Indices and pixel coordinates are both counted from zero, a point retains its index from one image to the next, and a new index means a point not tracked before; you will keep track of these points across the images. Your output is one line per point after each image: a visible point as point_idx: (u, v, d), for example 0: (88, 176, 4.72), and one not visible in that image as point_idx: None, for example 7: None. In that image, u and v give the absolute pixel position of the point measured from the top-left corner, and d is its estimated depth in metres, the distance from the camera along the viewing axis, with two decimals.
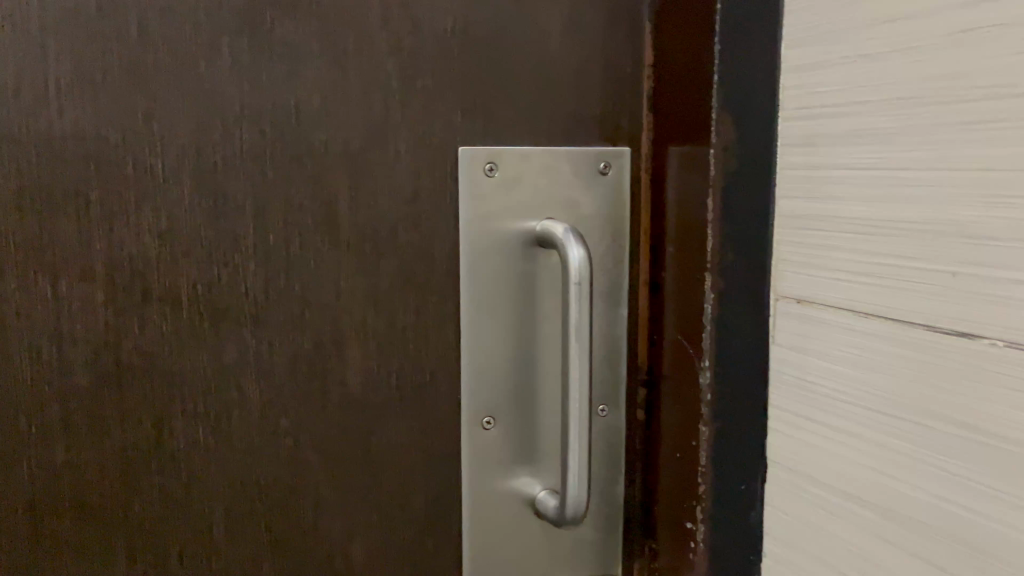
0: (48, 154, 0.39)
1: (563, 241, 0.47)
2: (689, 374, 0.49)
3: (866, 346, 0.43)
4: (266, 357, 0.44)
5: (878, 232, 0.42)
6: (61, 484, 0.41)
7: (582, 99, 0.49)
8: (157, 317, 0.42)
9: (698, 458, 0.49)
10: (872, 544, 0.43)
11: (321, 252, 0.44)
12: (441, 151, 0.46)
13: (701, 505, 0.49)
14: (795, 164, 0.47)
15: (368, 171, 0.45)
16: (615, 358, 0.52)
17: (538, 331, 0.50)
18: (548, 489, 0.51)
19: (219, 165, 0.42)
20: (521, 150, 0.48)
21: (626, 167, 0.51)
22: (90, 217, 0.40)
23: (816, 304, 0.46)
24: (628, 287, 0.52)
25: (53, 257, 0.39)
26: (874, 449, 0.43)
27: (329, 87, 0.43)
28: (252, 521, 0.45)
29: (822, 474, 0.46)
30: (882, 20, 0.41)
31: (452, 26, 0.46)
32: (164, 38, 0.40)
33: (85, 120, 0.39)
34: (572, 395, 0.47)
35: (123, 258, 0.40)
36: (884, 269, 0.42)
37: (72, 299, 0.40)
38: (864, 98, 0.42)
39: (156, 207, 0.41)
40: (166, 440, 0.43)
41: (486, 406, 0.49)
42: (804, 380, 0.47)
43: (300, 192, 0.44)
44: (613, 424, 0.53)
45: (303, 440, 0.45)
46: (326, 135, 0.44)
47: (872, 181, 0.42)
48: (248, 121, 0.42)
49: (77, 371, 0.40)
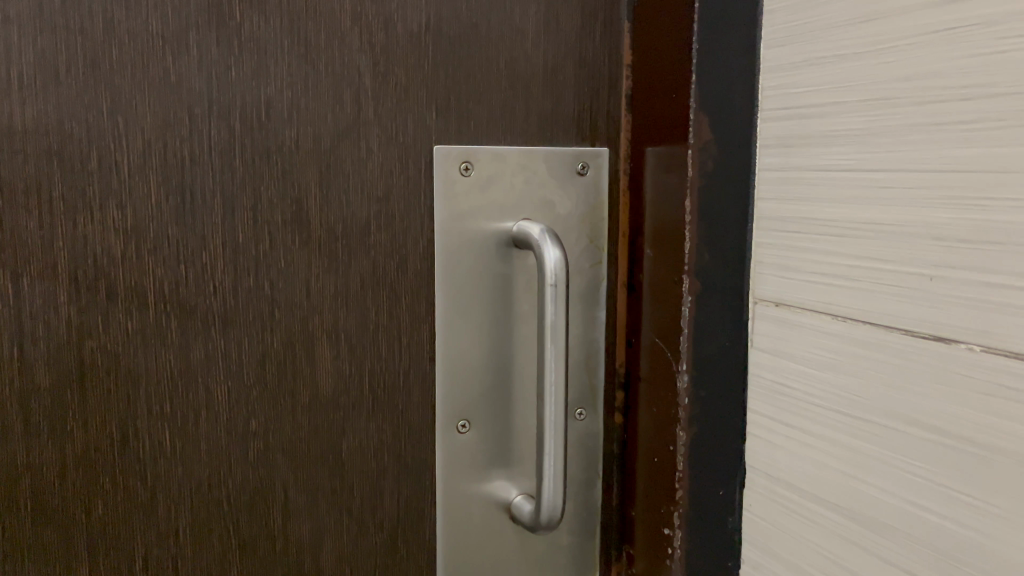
0: (10, 149, 0.38)
1: (539, 242, 0.46)
2: (667, 379, 0.48)
3: (842, 349, 0.42)
4: (234, 356, 0.44)
5: (855, 234, 0.41)
6: (22, 483, 0.40)
7: (558, 98, 0.49)
8: (122, 315, 0.41)
9: (675, 464, 0.47)
10: (849, 551, 0.43)
11: (290, 251, 0.44)
12: (414, 150, 0.46)
13: (678, 510, 0.48)
14: (772, 164, 0.46)
15: (340, 169, 0.44)
16: (593, 361, 0.51)
17: (514, 333, 0.49)
18: (524, 493, 0.50)
19: (186, 162, 0.41)
20: (497, 150, 0.48)
21: (604, 168, 0.50)
22: (53, 213, 0.39)
23: (793, 308, 0.45)
24: (606, 289, 0.51)
25: (15, 253, 0.39)
26: (850, 456, 0.42)
27: (299, 84, 0.43)
28: (218, 523, 0.44)
29: (801, 481, 0.46)
30: (857, 19, 0.40)
31: (425, 24, 0.45)
32: (130, 33, 0.40)
33: (48, 115, 0.39)
34: (547, 398, 0.46)
35: (86, 255, 0.40)
36: (860, 273, 0.41)
37: (34, 296, 0.39)
38: (842, 99, 0.41)
39: (121, 204, 0.40)
40: (131, 440, 0.42)
41: (461, 409, 0.49)
42: (782, 384, 0.47)
43: (269, 190, 0.43)
44: (590, 429, 0.52)
45: (272, 441, 0.45)
46: (296, 132, 0.43)
47: (849, 183, 0.41)
48: (216, 117, 0.42)
49: (39, 369, 0.40)
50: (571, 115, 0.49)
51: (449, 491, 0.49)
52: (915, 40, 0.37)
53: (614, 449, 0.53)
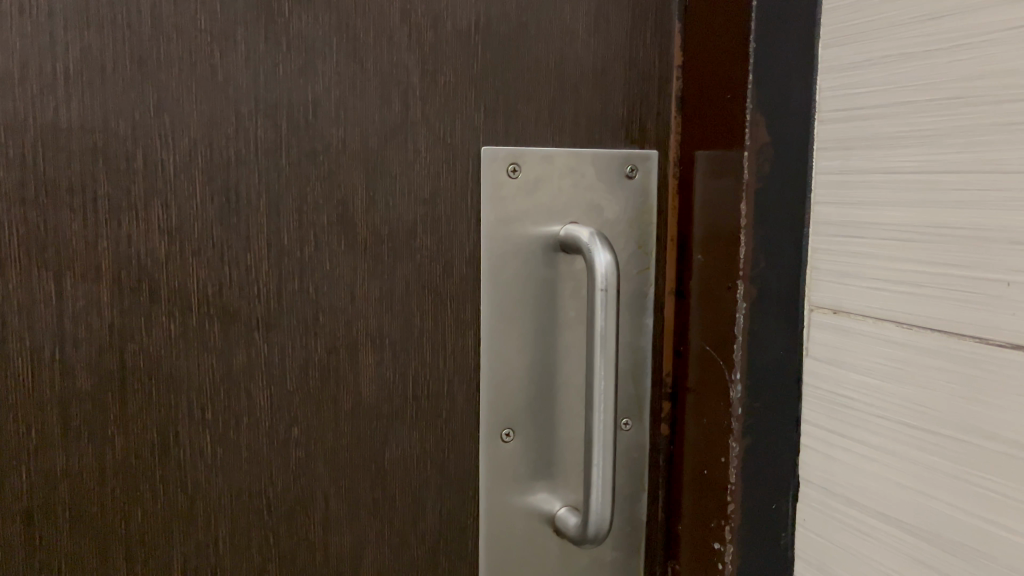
0: (54, 147, 0.37)
1: (589, 246, 0.45)
2: (719, 388, 0.46)
3: (906, 359, 0.41)
4: (277, 361, 0.42)
5: (922, 239, 0.40)
6: (60, 490, 0.39)
7: (607, 99, 0.47)
8: (164, 318, 0.40)
9: (727, 476, 0.45)
10: (912, 568, 0.41)
11: (335, 254, 0.43)
12: (461, 152, 0.45)
13: (730, 525, 0.46)
14: (830, 168, 0.45)
15: (386, 170, 0.43)
16: (640, 369, 0.50)
17: (560, 339, 0.48)
18: (568, 506, 0.49)
19: (231, 161, 0.40)
20: (544, 152, 0.46)
21: (653, 171, 0.49)
22: (98, 212, 0.38)
23: (852, 315, 0.44)
24: (654, 296, 0.50)
25: (57, 253, 0.38)
26: (914, 469, 0.41)
27: (346, 83, 0.42)
28: (258, 534, 0.43)
29: (860, 495, 0.44)
30: (926, 16, 0.39)
31: (474, 22, 0.44)
32: (177, 29, 0.39)
33: (94, 112, 0.38)
34: (597, 407, 0.45)
35: (130, 256, 0.39)
36: (928, 279, 0.40)
37: (76, 298, 0.38)
38: (908, 99, 0.40)
39: (165, 204, 0.39)
40: (171, 447, 0.41)
41: (506, 417, 0.47)
42: (839, 394, 0.45)
43: (315, 190, 0.42)
44: (637, 440, 0.51)
45: (314, 450, 0.44)
46: (343, 131, 0.42)
47: (916, 186, 0.40)
48: (262, 116, 0.41)
49: (80, 374, 0.39)
50: (620, 118, 0.48)
51: (493, 503, 0.48)
52: (990, 37, 0.36)
53: (659, 461, 0.51)
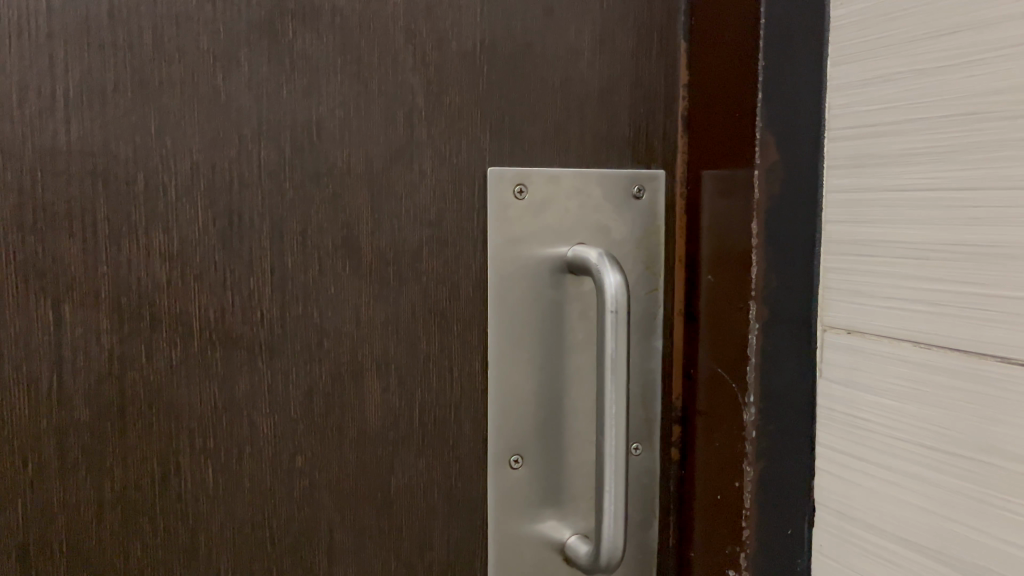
0: (52, 170, 0.36)
1: (598, 267, 0.44)
2: (731, 411, 0.45)
3: (925, 379, 0.40)
4: (280, 388, 0.41)
5: (939, 257, 0.39)
6: (57, 524, 0.38)
7: (614, 119, 0.47)
8: (166, 343, 0.39)
9: (740, 502, 0.44)
10: None
11: (340, 277, 0.42)
12: (468, 172, 0.44)
13: (746, 552, 0.44)
14: (842, 186, 0.44)
15: (391, 191, 0.42)
16: (649, 392, 0.49)
17: (568, 363, 0.47)
18: (578, 533, 0.48)
19: (235, 183, 0.39)
20: (551, 173, 0.46)
21: (660, 191, 0.48)
22: (97, 237, 0.37)
23: (870, 335, 0.43)
24: (662, 317, 0.49)
25: (55, 279, 0.37)
26: (933, 492, 0.40)
27: (351, 104, 0.41)
28: (261, 566, 0.42)
29: (878, 519, 0.43)
30: (938, 31, 0.38)
31: (479, 42, 0.44)
32: (179, 50, 0.38)
33: (94, 134, 0.37)
34: (608, 431, 0.44)
35: (130, 281, 0.38)
36: (946, 297, 0.39)
37: (75, 325, 0.37)
38: (920, 115, 0.40)
39: (168, 227, 0.38)
40: (172, 478, 0.40)
41: (514, 442, 0.46)
42: (856, 417, 0.44)
43: (319, 212, 0.41)
44: (647, 465, 0.49)
45: (318, 479, 0.42)
46: (347, 153, 0.41)
47: (931, 202, 0.39)
48: (265, 138, 0.40)
49: (79, 403, 0.38)
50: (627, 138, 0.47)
51: (500, 532, 0.47)
52: (1004, 52, 0.36)
53: (670, 486, 0.50)
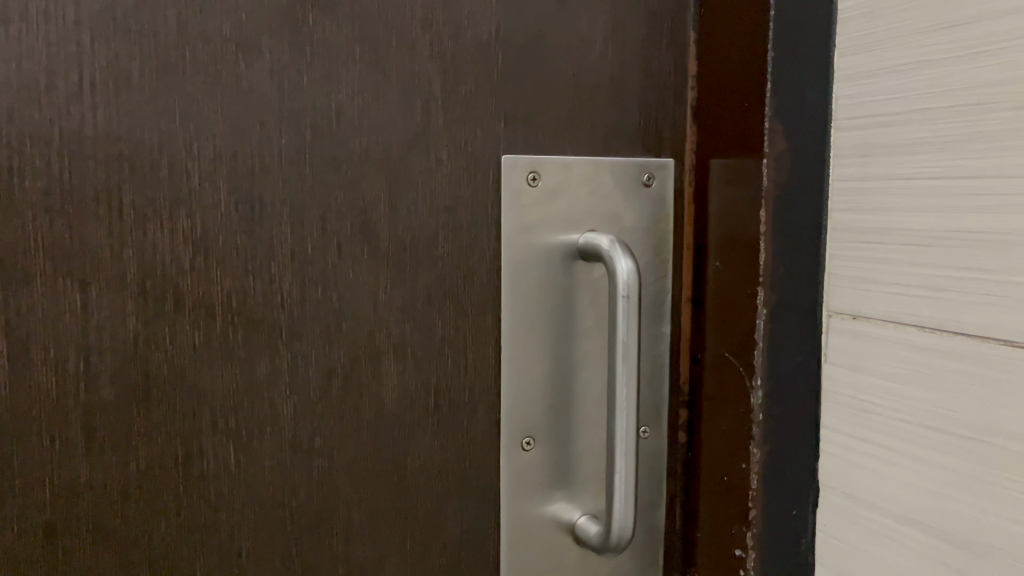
0: (80, 155, 0.37)
1: (609, 253, 0.45)
2: (738, 394, 0.46)
3: (927, 361, 0.41)
4: (299, 371, 0.42)
5: (942, 244, 0.40)
6: (83, 502, 0.39)
7: (624, 109, 0.48)
8: (189, 326, 0.40)
9: (747, 483, 0.46)
10: (935, 569, 0.42)
11: (358, 262, 0.43)
12: (482, 160, 0.45)
13: (752, 531, 0.46)
14: (848, 175, 0.45)
15: (408, 178, 0.43)
16: (658, 376, 0.50)
17: (579, 347, 0.48)
18: (587, 515, 0.49)
19: (257, 169, 0.40)
20: (563, 161, 0.47)
21: (669, 179, 0.49)
22: (123, 221, 0.38)
23: (876, 320, 0.44)
24: (671, 303, 0.50)
25: (82, 262, 0.38)
26: (935, 471, 0.41)
27: (369, 92, 0.42)
28: (281, 544, 0.43)
29: (881, 498, 0.45)
30: (943, 25, 0.40)
31: (494, 32, 0.44)
32: (203, 37, 0.39)
33: (119, 120, 0.38)
34: (618, 413, 0.45)
35: (155, 264, 0.39)
36: (950, 282, 0.40)
37: (101, 308, 0.38)
38: (925, 106, 0.41)
39: (191, 212, 0.39)
40: (194, 458, 0.41)
41: (526, 425, 0.47)
42: (859, 399, 0.45)
43: (338, 198, 0.42)
44: (655, 448, 0.51)
45: (336, 460, 0.43)
46: (365, 141, 0.42)
47: (936, 191, 0.40)
48: (286, 124, 0.41)
49: (104, 384, 0.38)
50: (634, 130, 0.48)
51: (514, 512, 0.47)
52: (1008, 44, 0.37)
53: (677, 468, 0.51)
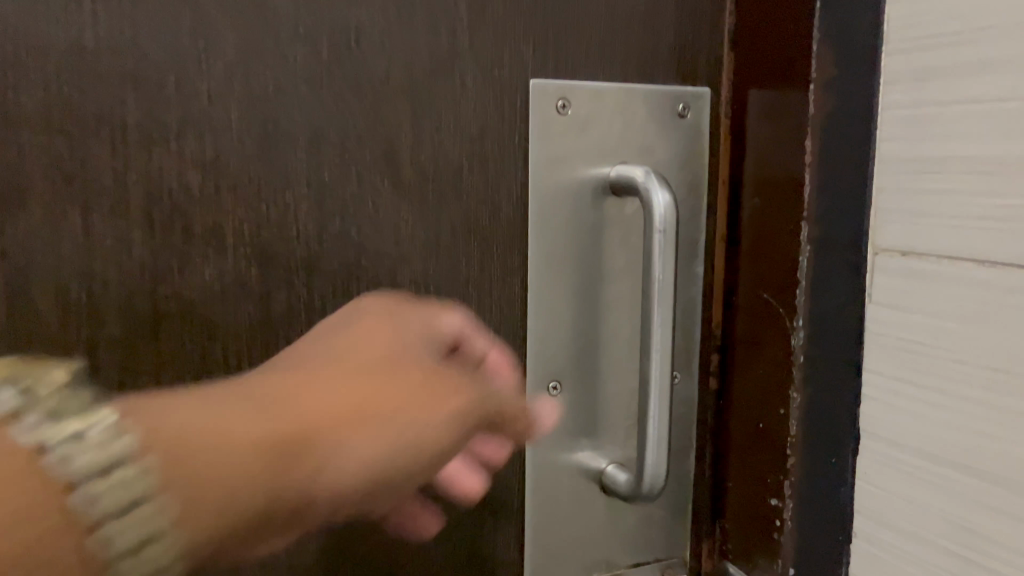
0: (81, 69, 0.34)
1: (646, 186, 0.42)
2: (775, 337, 0.45)
3: (989, 297, 0.38)
4: (316, 309, 0.40)
5: (1004, 173, 0.38)
6: None
7: (658, 34, 0.45)
8: (200, 258, 0.37)
9: (786, 429, 0.44)
10: (986, 517, 0.39)
11: (379, 193, 0.40)
12: (509, 86, 0.42)
13: (789, 479, 0.45)
14: (897, 103, 0.42)
15: (432, 103, 0.40)
16: (690, 319, 0.47)
17: (608, 287, 0.45)
18: (614, 463, 0.47)
19: (272, 91, 0.37)
20: (595, 88, 0.44)
21: (705, 110, 0.46)
22: (128, 143, 0.35)
23: (927, 257, 0.41)
24: (704, 241, 0.47)
25: (84, 186, 0.35)
26: (993, 414, 0.38)
27: (391, 9, 0.39)
28: None
29: (927, 444, 0.42)
30: None
31: None
32: None
33: (123, 32, 0.35)
34: (653, 357, 0.43)
35: (163, 190, 0.36)
36: (1011, 213, 0.37)
37: (106, 237, 0.35)
38: (987, 23, 0.38)
39: (202, 134, 0.36)
40: None
41: (553, 368, 0.45)
42: (907, 340, 0.42)
43: (358, 124, 0.39)
44: (686, 395, 0.48)
45: None
46: (387, 62, 0.39)
47: (998, 116, 0.38)
48: (303, 42, 0.38)
49: (110, 320, 0.36)
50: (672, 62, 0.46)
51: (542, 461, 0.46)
52: None
53: (708, 418, 0.49)
